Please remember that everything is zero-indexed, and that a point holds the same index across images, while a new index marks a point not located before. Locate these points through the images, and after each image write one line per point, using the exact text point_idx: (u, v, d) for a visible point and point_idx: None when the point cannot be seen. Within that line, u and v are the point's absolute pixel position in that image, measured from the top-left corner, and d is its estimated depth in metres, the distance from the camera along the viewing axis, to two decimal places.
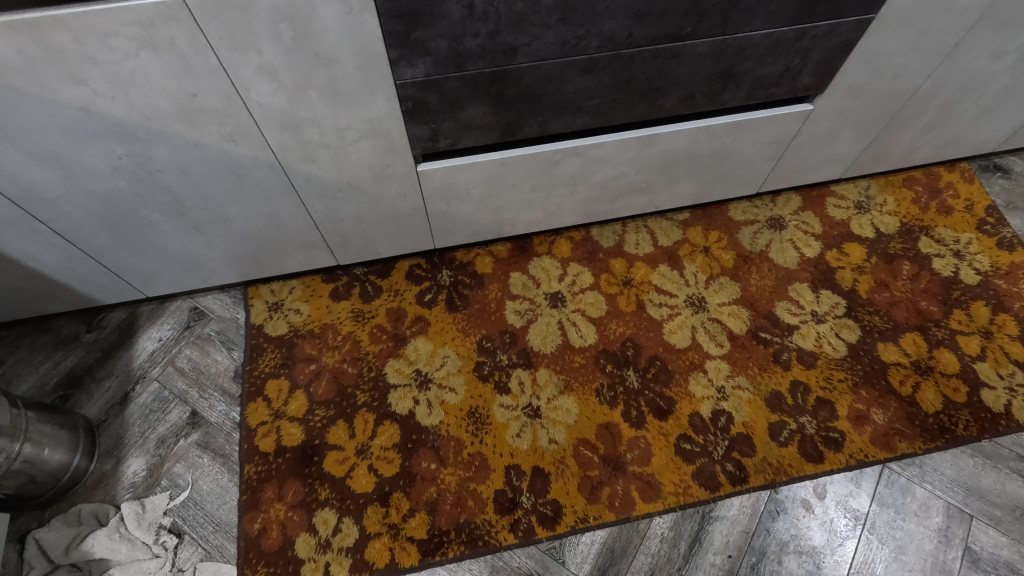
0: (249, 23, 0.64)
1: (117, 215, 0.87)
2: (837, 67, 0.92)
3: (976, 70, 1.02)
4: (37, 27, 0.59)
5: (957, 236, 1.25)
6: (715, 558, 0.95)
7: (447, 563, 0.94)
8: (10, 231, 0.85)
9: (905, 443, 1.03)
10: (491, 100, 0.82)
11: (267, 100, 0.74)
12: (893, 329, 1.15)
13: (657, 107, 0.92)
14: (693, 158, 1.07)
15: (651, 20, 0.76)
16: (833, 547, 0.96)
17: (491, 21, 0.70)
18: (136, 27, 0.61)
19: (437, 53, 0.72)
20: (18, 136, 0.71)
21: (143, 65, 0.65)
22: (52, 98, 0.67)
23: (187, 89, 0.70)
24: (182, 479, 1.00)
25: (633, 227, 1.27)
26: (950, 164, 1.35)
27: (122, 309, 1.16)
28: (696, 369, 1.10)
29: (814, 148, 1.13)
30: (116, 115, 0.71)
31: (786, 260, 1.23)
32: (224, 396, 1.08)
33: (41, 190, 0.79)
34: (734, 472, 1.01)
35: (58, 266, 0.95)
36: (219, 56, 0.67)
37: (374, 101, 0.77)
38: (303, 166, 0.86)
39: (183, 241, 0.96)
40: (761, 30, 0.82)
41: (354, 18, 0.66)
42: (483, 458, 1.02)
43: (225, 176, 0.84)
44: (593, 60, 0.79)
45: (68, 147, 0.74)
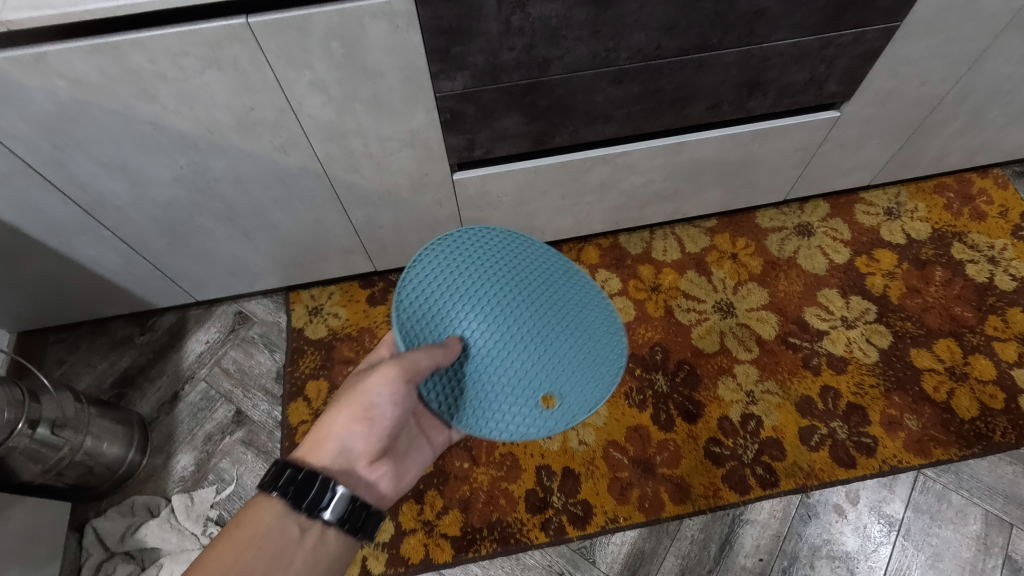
0: (304, 41, 0.69)
1: (175, 222, 0.93)
2: (863, 75, 0.94)
3: (1006, 75, 1.02)
4: (118, 49, 0.65)
5: (991, 242, 1.24)
6: (746, 560, 0.95)
7: (479, 560, 0.96)
8: (79, 237, 0.92)
9: (940, 449, 1.02)
10: (524, 111, 0.86)
11: (317, 113, 0.79)
12: (926, 335, 1.14)
13: (685, 115, 0.94)
14: (720, 166, 1.09)
15: (678, 32, 0.79)
16: (867, 553, 0.95)
17: (527, 36, 0.74)
18: (203, 47, 0.67)
19: (475, 67, 0.77)
20: (93, 147, 0.77)
21: (208, 82, 0.71)
22: (126, 113, 0.73)
23: (245, 103, 0.75)
24: (228, 474, 1.05)
25: (660, 233, 1.29)
26: (982, 170, 1.34)
27: (172, 313, 1.22)
28: (725, 374, 1.11)
29: (842, 154, 1.14)
30: (180, 128, 0.77)
31: (815, 266, 1.23)
32: (267, 396, 1.13)
33: (108, 198, 0.86)
34: (764, 476, 1.01)
35: (119, 270, 1.02)
36: (276, 72, 0.72)
37: (415, 112, 0.82)
38: (347, 175, 0.91)
39: (232, 247, 1.02)
40: (786, 40, 0.84)
41: (400, 35, 0.71)
42: (514, 458, 1.04)
43: (275, 184, 0.90)
44: (623, 70, 0.83)
45: (136, 157, 0.80)
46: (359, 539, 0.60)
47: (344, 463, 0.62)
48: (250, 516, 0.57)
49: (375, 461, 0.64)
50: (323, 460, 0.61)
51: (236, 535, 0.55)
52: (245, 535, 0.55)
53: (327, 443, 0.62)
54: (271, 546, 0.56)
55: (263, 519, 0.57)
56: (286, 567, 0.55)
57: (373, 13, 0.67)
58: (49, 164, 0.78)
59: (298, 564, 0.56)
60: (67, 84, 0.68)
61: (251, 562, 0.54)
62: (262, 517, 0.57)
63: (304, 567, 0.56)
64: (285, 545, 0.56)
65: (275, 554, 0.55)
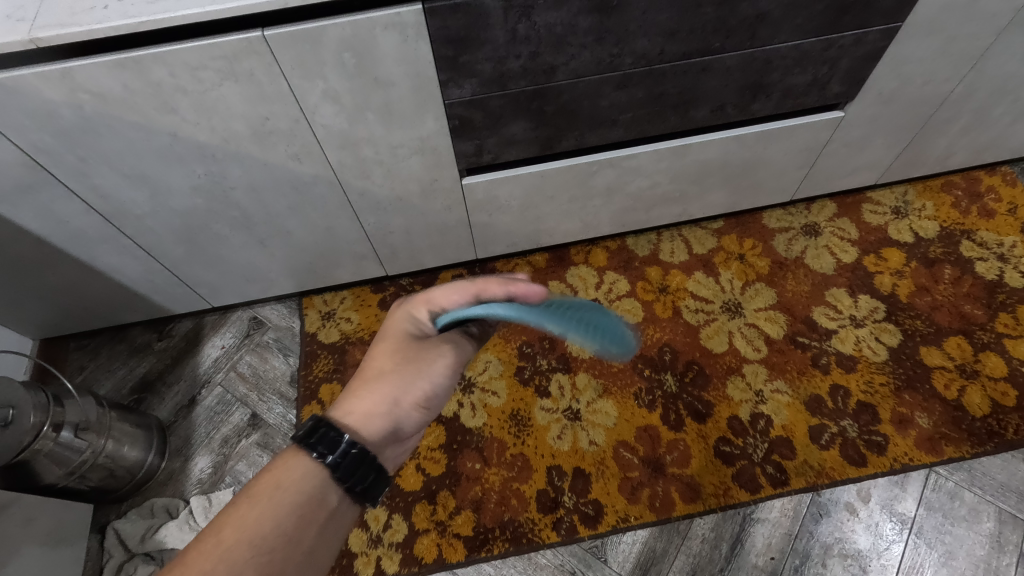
0: (317, 53, 0.71)
1: (193, 230, 0.96)
2: (866, 75, 0.95)
3: (1010, 73, 1.03)
4: (140, 64, 0.68)
5: (1000, 240, 1.24)
6: (757, 559, 0.96)
7: (492, 559, 0.97)
8: (101, 246, 0.95)
9: (952, 447, 1.02)
10: (531, 117, 0.88)
11: (330, 121, 0.81)
12: (935, 333, 1.14)
13: (689, 118, 0.96)
14: (726, 167, 1.10)
15: (681, 37, 0.80)
16: (879, 551, 0.95)
17: (533, 43, 0.76)
18: (221, 61, 0.70)
19: (482, 74, 0.79)
20: (115, 158, 0.80)
21: (225, 93, 0.74)
22: (147, 125, 0.76)
23: (261, 113, 0.78)
24: (244, 476, 1.07)
25: (667, 236, 1.30)
26: (990, 168, 1.34)
27: (189, 319, 1.25)
28: (734, 373, 1.12)
29: (847, 154, 1.15)
30: (198, 138, 0.79)
31: (822, 266, 1.24)
32: (282, 399, 1.15)
33: (129, 207, 0.89)
34: (775, 474, 1.02)
35: (139, 278, 1.05)
36: (290, 83, 0.75)
37: (424, 120, 0.84)
38: (359, 182, 0.93)
39: (248, 253, 1.05)
40: (788, 43, 0.85)
41: (409, 45, 0.73)
42: (525, 459, 1.06)
43: (289, 192, 0.92)
44: (627, 76, 0.84)
45: (156, 168, 0.83)
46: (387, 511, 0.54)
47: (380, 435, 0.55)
48: (279, 470, 0.49)
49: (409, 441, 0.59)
50: (362, 427, 0.54)
51: (254, 494, 0.46)
52: (273, 493, 0.47)
53: (365, 403, 0.55)
54: (302, 506, 0.47)
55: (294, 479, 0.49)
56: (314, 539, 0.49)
57: (383, 24, 0.69)
58: (73, 176, 0.81)
59: (333, 526, 0.48)
60: (92, 98, 0.71)
61: (277, 523, 0.45)
62: (291, 473, 0.49)
63: (338, 531, 0.49)
64: (322, 506, 0.48)
65: (305, 517, 0.47)
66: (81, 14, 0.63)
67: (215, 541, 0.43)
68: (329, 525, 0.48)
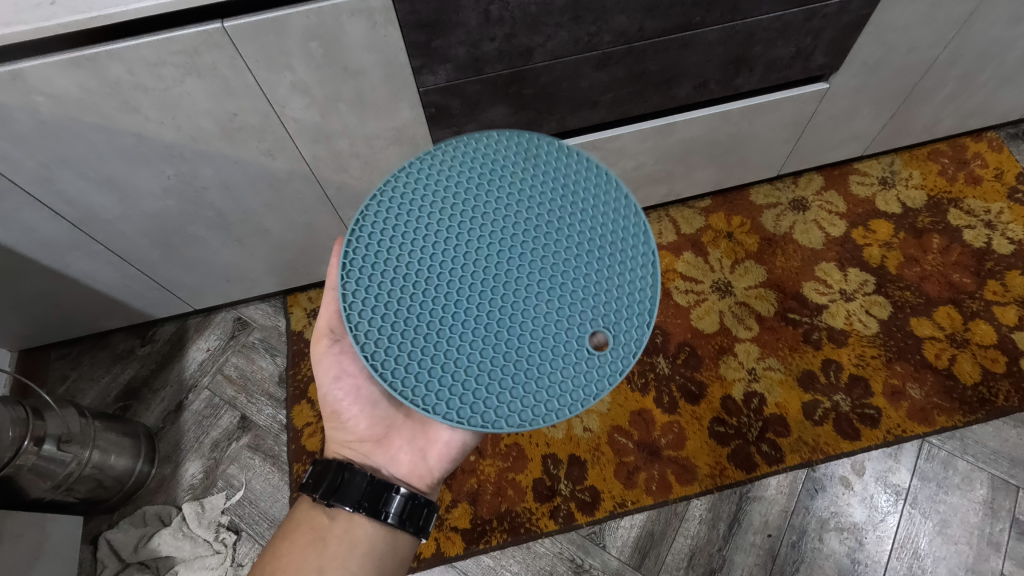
0: (282, 44, 0.68)
1: (167, 233, 0.93)
2: (850, 45, 0.93)
3: (995, 37, 1.01)
4: (94, 62, 0.65)
5: (988, 207, 1.23)
6: (755, 537, 0.96)
7: (491, 551, 0.97)
8: (71, 253, 0.92)
9: (945, 417, 1.02)
10: (510, 101, 0.85)
11: (301, 114, 0.78)
12: (925, 304, 1.14)
13: (672, 96, 0.94)
14: (711, 145, 1.09)
15: (660, 12, 0.78)
16: (875, 523, 0.96)
17: (507, 25, 0.73)
18: (181, 55, 0.66)
19: (457, 59, 0.76)
20: (79, 163, 0.77)
21: (188, 90, 0.71)
22: (110, 126, 0.73)
23: (228, 109, 0.75)
24: (237, 479, 1.06)
25: (655, 217, 1.28)
26: (976, 134, 1.33)
27: (172, 323, 1.22)
28: (727, 353, 1.12)
29: (833, 126, 1.13)
30: (165, 138, 0.76)
31: (811, 241, 1.23)
32: (271, 400, 1.13)
33: (98, 213, 0.86)
34: (770, 452, 1.01)
35: (115, 284, 1.02)
36: (256, 77, 0.71)
37: (399, 108, 0.82)
38: (336, 175, 0.90)
39: (226, 254, 1.02)
40: (770, 14, 0.83)
41: (379, 31, 0.70)
42: (520, 449, 1.05)
43: (264, 189, 0.89)
44: (606, 55, 0.82)
45: (123, 170, 0.80)
46: (410, 531, 0.57)
47: (346, 451, 0.62)
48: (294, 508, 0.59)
49: (383, 440, 0.62)
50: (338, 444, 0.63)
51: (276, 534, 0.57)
52: (285, 528, 0.57)
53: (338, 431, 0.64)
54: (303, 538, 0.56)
55: (302, 512, 0.58)
56: (320, 552, 0.54)
57: (350, 10, 0.66)
58: (37, 183, 0.78)
59: (334, 548, 0.55)
60: (48, 101, 0.68)
61: (290, 558, 0.54)
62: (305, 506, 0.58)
63: (339, 551, 0.54)
64: (323, 532, 0.56)
65: (308, 541, 0.55)
66: (26, 11, 0.59)
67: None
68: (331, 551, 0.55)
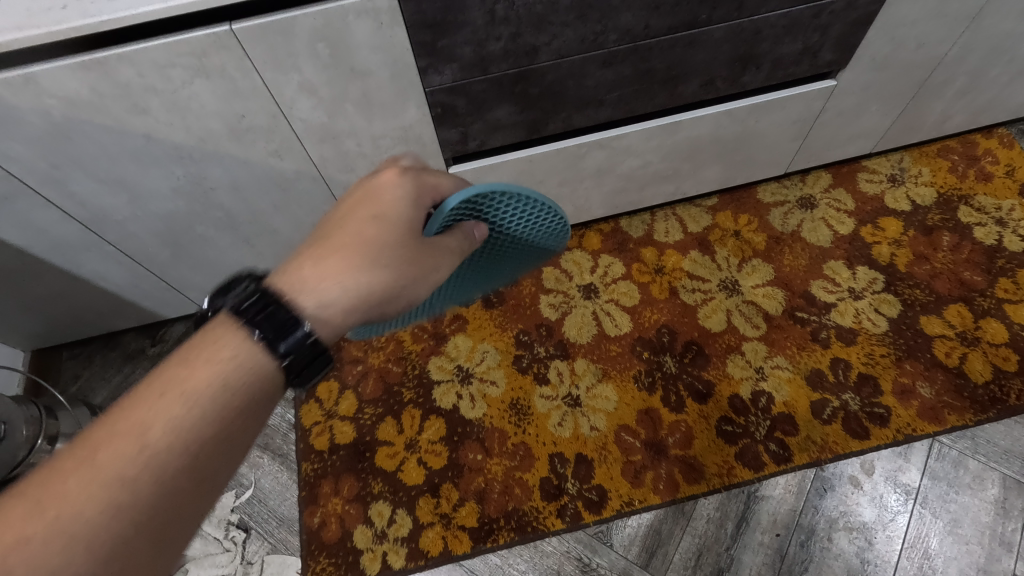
0: (289, 45, 0.69)
1: (176, 233, 0.94)
2: (858, 41, 0.92)
3: (1005, 32, 1.00)
4: (104, 64, 0.65)
5: (999, 204, 1.22)
6: (763, 536, 0.96)
7: (498, 549, 0.97)
8: (83, 254, 0.93)
9: (955, 416, 1.01)
10: (516, 100, 0.85)
11: (308, 115, 0.79)
12: (935, 302, 1.13)
13: (678, 94, 0.93)
14: (718, 143, 1.08)
15: (666, 10, 0.78)
16: (885, 522, 0.95)
17: (512, 24, 0.73)
18: (190, 57, 0.67)
19: (463, 59, 0.76)
20: (90, 164, 0.78)
21: (197, 91, 0.71)
22: (120, 128, 0.74)
23: (236, 110, 0.75)
24: (246, 478, 1.07)
25: (661, 215, 1.28)
26: (987, 131, 1.31)
27: (181, 322, 1.23)
28: (734, 352, 1.11)
29: (841, 123, 1.13)
30: (174, 139, 0.77)
31: (819, 239, 1.22)
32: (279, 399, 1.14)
33: (109, 213, 0.87)
34: (778, 451, 1.01)
35: (125, 284, 1.03)
36: (264, 78, 0.72)
37: (405, 109, 0.82)
38: (343, 175, 0.91)
39: (235, 254, 1.03)
40: (776, 11, 0.83)
41: (385, 32, 0.70)
42: (527, 448, 1.05)
43: (272, 189, 0.90)
44: (612, 53, 0.82)
45: (133, 172, 0.81)
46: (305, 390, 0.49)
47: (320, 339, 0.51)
48: (201, 354, 0.42)
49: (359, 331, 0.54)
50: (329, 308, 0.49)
51: (166, 392, 0.40)
52: (193, 385, 0.40)
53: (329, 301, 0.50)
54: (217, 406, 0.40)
55: (216, 363, 0.42)
56: (246, 429, 0.42)
57: (356, 11, 0.67)
58: (48, 184, 0.79)
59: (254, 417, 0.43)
60: (59, 103, 0.69)
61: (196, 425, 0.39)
62: (223, 354, 0.42)
63: (259, 423, 0.43)
64: (256, 409, 0.43)
65: (231, 408, 0.41)
66: (39, 15, 0.60)
67: (133, 437, 0.38)
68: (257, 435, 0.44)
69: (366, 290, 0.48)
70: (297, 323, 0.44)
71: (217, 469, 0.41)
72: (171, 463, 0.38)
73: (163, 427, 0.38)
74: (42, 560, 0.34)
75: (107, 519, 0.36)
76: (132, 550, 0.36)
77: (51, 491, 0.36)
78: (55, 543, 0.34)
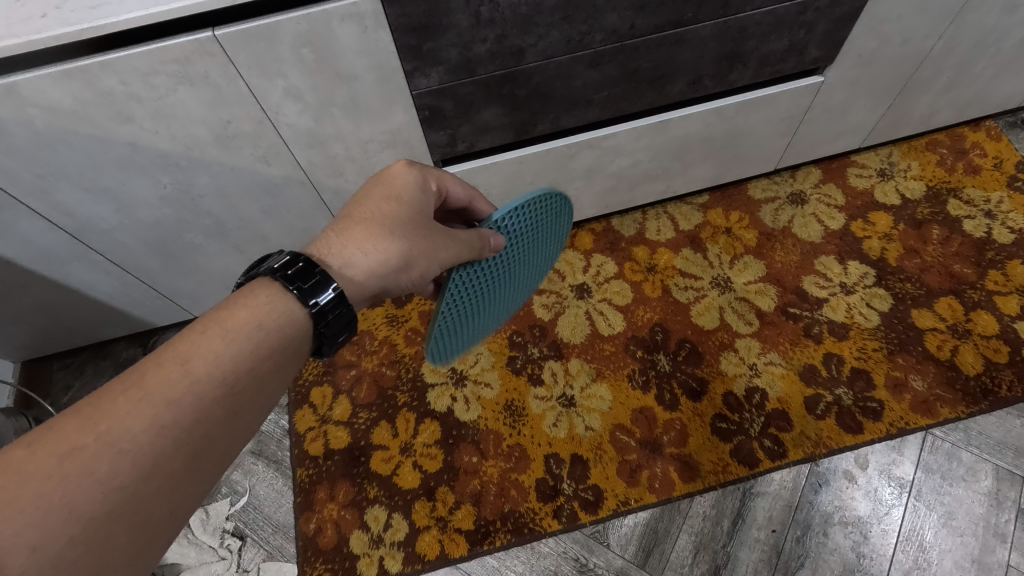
0: (274, 50, 0.68)
1: (165, 241, 0.93)
2: (844, 37, 0.93)
3: (990, 26, 1.00)
4: (87, 73, 0.65)
5: (987, 196, 1.23)
6: (759, 533, 0.96)
7: (495, 552, 0.97)
8: (70, 263, 0.92)
9: (947, 408, 1.02)
10: (503, 102, 0.85)
11: (295, 120, 0.79)
12: (926, 295, 1.13)
13: (666, 93, 0.94)
14: (707, 140, 1.08)
15: (651, 10, 0.78)
16: (880, 516, 0.96)
17: (498, 26, 0.73)
18: (173, 65, 0.67)
19: (449, 62, 0.76)
20: (75, 174, 0.77)
21: (182, 98, 0.71)
22: (104, 137, 0.73)
23: (222, 117, 0.75)
24: (240, 485, 1.06)
25: (652, 214, 1.28)
26: (975, 124, 1.32)
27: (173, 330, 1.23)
28: (727, 349, 1.11)
29: (829, 119, 1.13)
30: (160, 147, 0.77)
31: (810, 234, 1.22)
32: (273, 406, 1.14)
33: (97, 222, 0.86)
34: (773, 448, 1.01)
35: (115, 293, 1.02)
36: (249, 84, 0.72)
37: (393, 112, 0.82)
38: (332, 180, 0.91)
39: (225, 261, 1.02)
40: (762, 8, 0.83)
41: (369, 36, 0.70)
42: (522, 449, 1.05)
43: (261, 196, 0.90)
44: (599, 53, 0.82)
45: (119, 180, 0.80)
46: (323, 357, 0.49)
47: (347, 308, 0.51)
48: (243, 296, 0.44)
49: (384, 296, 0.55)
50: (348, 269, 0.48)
51: (208, 329, 0.41)
52: (238, 324, 0.42)
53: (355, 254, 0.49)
54: (255, 343, 0.42)
55: (259, 308, 0.44)
56: (278, 370, 0.44)
57: (340, 16, 0.67)
58: (34, 194, 0.79)
59: (284, 359, 0.44)
60: (42, 113, 0.68)
61: (237, 362, 0.41)
62: (257, 298, 0.44)
63: (286, 369, 0.44)
64: (289, 355, 0.44)
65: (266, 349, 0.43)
66: (19, 24, 0.59)
67: (175, 365, 0.39)
68: (286, 383, 0.45)
69: (377, 260, 0.49)
70: (330, 280, 0.46)
71: (250, 407, 0.42)
72: (212, 396, 0.39)
73: (209, 359, 0.40)
74: (90, 470, 0.34)
75: (154, 437, 0.36)
76: (177, 474, 0.37)
77: (100, 410, 0.36)
78: (103, 456, 0.35)
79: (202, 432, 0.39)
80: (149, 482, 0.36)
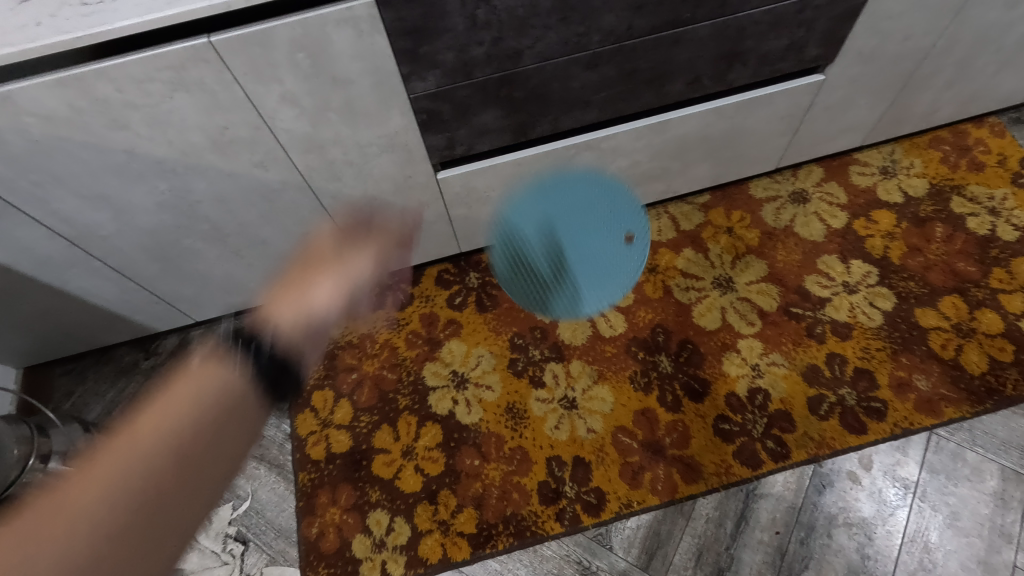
0: (269, 56, 0.68)
1: (164, 247, 0.93)
2: (844, 35, 0.92)
3: (992, 22, 0.99)
4: (82, 80, 0.65)
5: (991, 193, 1.22)
6: (762, 535, 0.96)
7: (498, 555, 0.97)
8: (70, 270, 0.92)
9: (952, 408, 1.01)
10: (501, 104, 0.85)
11: (292, 125, 0.78)
12: (930, 294, 1.12)
13: (665, 94, 0.93)
14: (707, 140, 1.08)
15: (649, 10, 0.77)
16: (884, 517, 0.95)
17: (494, 29, 0.73)
18: (168, 71, 0.66)
19: (445, 65, 0.76)
20: (73, 181, 0.77)
21: (178, 105, 0.71)
22: (101, 144, 0.73)
23: (218, 123, 0.75)
24: (242, 490, 1.06)
25: (653, 214, 1.28)
26: (978, 120, 1.31)
27: (174, 335, 1.23)
28: (729, 350, 1.11)
29: (830, 117, 1.12)
30: (156, 153, 0.77)
31: (812, 233, 1.22)
32: (274, 410, 1.14)
33: (95, 229, 0.86)
34: (776, 449, 1.01)
35: (115, 299, 1.02)
36: (245, 90, 0.71)
37: (390, 116, 0.81)
38: (330, 184, 0.90)
39: (224, 265, 1.02)
40: (760, 7, 0.82)
41: (365, 40, 0.69)
42: (524, 452, 1.04)
43: (259, 201, 0.90)
44: (596, 54, 0.81)
45: (117, 187, 0.80)
46: None
47: None
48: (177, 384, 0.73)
49: None
50: None
51: (125, 438, 0.66)
52: (176, 401, 0.71)
53: None
54: (201, 408, 0.72)
55: (189, 389, 0.73)
56: (198, 412, 0.72)
57: (335, 20, 0.66)
58: (31, 202, 0.78)
59: (207, 401, 0.73)
60: (38, 121, 0.68)
61: (167, 431, 0.68)
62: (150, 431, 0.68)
63: (209, 391, 0.74)
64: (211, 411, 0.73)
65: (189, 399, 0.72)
66: (13, 33, 0.59)
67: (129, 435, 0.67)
68: (218, 471, 0.74)
69: None
70: None
71: (192, 473, 0.69)
72: (159, 450, 0.67)
73: (128, 453, 0.66)
74: (81, 502, 0.62)
75: (138, 462, 0.65)
76: (150, 479, 0.65)
77: (61, 509, 0.61)
78: (89, 493, 0.62)
79: (159, 475, 0.65)
80: (124, 510, 0.63)
